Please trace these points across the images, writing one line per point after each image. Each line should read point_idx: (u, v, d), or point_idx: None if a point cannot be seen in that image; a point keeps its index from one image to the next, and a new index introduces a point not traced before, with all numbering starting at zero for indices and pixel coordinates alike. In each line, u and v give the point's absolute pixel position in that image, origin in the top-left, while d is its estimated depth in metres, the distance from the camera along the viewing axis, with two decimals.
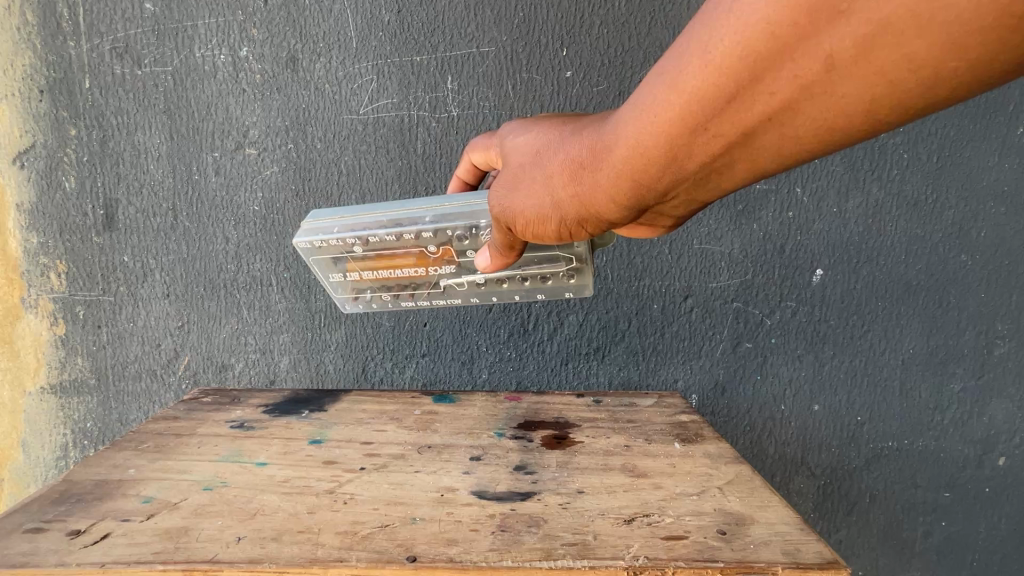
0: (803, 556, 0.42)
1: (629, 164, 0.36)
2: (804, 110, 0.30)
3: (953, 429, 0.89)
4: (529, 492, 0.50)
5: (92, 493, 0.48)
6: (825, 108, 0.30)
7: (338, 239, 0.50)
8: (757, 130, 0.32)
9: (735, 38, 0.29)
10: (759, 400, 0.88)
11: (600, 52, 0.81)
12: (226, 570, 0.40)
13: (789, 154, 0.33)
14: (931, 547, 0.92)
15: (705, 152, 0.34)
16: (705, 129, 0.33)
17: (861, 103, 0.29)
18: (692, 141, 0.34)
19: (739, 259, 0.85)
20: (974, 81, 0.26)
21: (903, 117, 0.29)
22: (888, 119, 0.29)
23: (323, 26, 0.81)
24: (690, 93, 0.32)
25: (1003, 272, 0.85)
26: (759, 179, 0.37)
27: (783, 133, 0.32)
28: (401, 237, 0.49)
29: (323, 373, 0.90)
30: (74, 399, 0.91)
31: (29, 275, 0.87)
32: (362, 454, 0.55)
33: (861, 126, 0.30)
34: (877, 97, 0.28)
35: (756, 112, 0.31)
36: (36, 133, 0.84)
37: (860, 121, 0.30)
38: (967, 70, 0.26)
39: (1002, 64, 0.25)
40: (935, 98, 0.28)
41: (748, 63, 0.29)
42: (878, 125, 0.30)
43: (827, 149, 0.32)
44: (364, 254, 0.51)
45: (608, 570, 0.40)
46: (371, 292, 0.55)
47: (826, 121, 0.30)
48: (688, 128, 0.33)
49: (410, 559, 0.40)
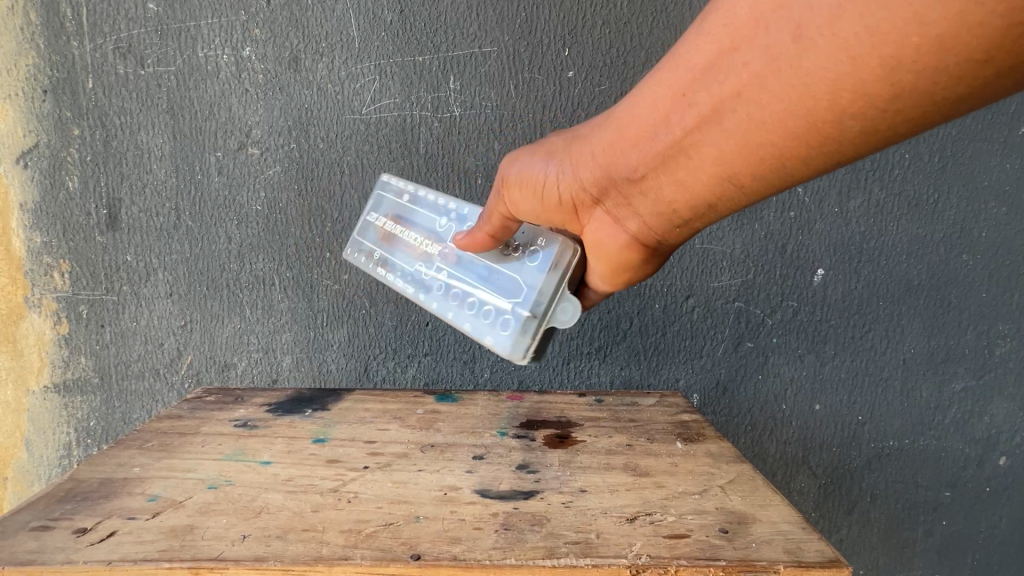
0: (805, 554, 0.42)
1: (622, 131, 0.40)
2: (770, 86, 0.33)
3: (954, 429, 0.89)
4: (532, 491, 0.50)
5: (98, 492, 0.49)
6: (790, 84, 0.32)
7: (403, 186, 0.61)
8: (728, 104, 0.35)
9: (726, 16, 0.34)
10: (760, 400, 0.88)
11: (602, 52, 0.81)
12: (232, 567, 0.40)
13: (758, 145, 0.35)
14: (932, 546, 0.92)
15: (683, 122, 0.37)
16: (685, 100, 0.37)
17: (824, 82, 0.31)
18: (674, 110, 0.37)
19: (740, 260, 0.85)
20: (940, 68, 0.28)
21: (869, 110, 0.30)
22: (847, 105, 0.31)
23: (326, 26, 0.82)
24: (683, 66, 0.36)
25: (1004, 272, 0.85)
26: (731, 182, 0.38)
27: (749, 112, 0.34)
28: (434, 204, 0.58)
29: (325, 373, 0.90)
30: (78, 398, 0.91)
31: (32, 274, 0.87)
32: (365, 453, 0.56)
33: (829, 113, 0.31)
34: (838, 77, 0.30)
35: (728, 83, 0.34)
36: (39, 133, 0.84)
37: (822, 106, 0.31)
38: (930, 48, 0.27)
39: (970, 50, 0.26)
40: (903, 87, 0.29)
41: (730, 36, 0.34)
42: (844, 118, 0.31)
43: (793, 143, 0.34)
44: (405, 208, 0.60)
45: (611, 568, 0.41)
46: (375, 245, 0.61)
47: (790, 104, 0.32)
48: (674, 95, 0.37)
49: (414, 557, 0.41)
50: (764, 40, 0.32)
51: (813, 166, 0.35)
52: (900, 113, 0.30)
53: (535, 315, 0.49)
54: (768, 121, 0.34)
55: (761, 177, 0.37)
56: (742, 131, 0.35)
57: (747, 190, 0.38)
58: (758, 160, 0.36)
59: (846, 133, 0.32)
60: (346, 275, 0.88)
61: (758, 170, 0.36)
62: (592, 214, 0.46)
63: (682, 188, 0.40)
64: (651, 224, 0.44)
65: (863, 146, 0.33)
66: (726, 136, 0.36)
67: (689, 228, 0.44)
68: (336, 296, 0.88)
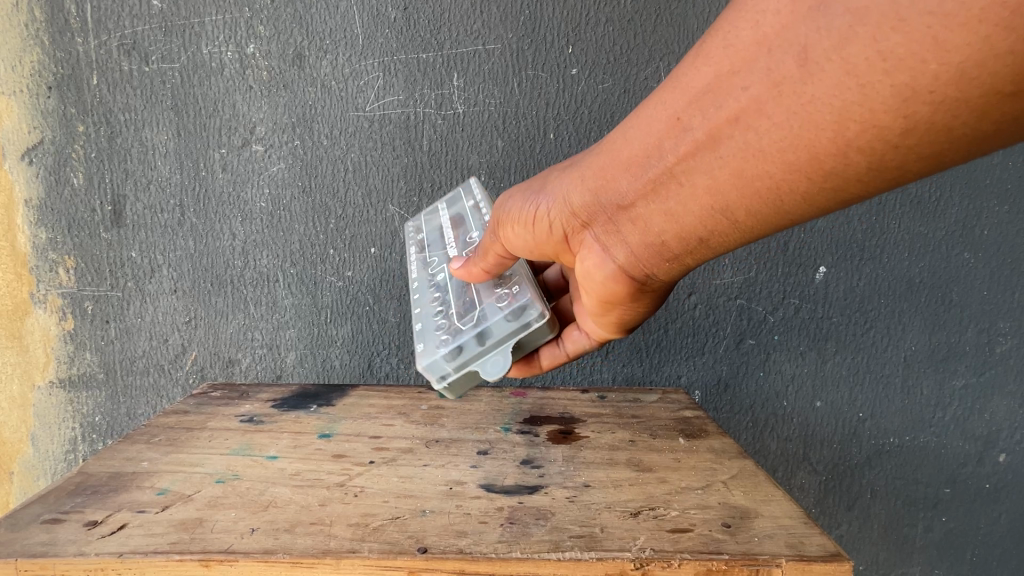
0: (807, 548, 0.43)
1: (616, 157, 0.40)
2: (773, 115, 0.32)
3: (955, 426, 0.89)
4: (536, 486, 0.50)
5: (107, 486, 0.49)
6: (795, 111, 0.31)
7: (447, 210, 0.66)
8: (725, 131, 0.34)
9: (723, 42, 0.33)
10: (762, 396, 0.89)
11: (605, 50, 0.81)
12: (242, 560, 0.40)
13: (758, 176, 0.34)
14: (932, 542, 0.93)
15: (677, 148, 0.36)
16: (677, 122, 0.36)
17: (831, 109, 0.30)
18: (667, 135, 0.37)
19: (743, 257, 0.86)
20: (955, 101, 0.27)
21: (879, 143, 0.29)
22: (852, 138, 0.30)
23: (329, 23, 0.82)
24: (675, 89, 0.36)
25: (1005, 271, 0.85)
26: (728, 212, 0.37)
27: (747, 139, 0.33)
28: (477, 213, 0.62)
29: (329, 369, 0.91)
30: (83, 394, 0.92)
31: (38, 270, 0.88)
32: (370, 448, 0.56)
33: (835, 146, 0.31)
34: (845, 106, 0.29)
35: (725, 109, 0.34)
36: (44, 129, 0.84)
37: (826, 138, 0.31)
38: (950, 79, 0.26)
39: (994, 83, 0.25)
40: (916, 121, 0.28)
41: (729, 61, 0.33)
42: (851, 151, 0.30)
43: (795, 176, 0.33)
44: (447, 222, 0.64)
45: (615, 562, 0.41)
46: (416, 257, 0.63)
47: (794, 135, 0.32)
48: (668, 121, 0.36)
49: (421, 550, 0.41)
50: (767, 65, 0.31)
51: (814, 204, 0.34)
52: (911, 150, 0.29)
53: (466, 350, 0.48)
54: (766, 151, 0.33)
55: (759, 211, 0.36)
56: (738, 161, 0.34)
57: (744, 224, 0.37)
58: (755, 192, 0.35)
59: (853, 167, 0.31)
60: (349, 272, 0.88)
61: (754, 204, 0.36)
62: (583, 243, 0.46)
63: (674, 218, 0.39)
64: (642, 256, 0.43)
65: (868, 186, 0.32)
66: (720, 165, 0.35)
67: (680, 263, 0.43)
68: (340, 293, 0.89)
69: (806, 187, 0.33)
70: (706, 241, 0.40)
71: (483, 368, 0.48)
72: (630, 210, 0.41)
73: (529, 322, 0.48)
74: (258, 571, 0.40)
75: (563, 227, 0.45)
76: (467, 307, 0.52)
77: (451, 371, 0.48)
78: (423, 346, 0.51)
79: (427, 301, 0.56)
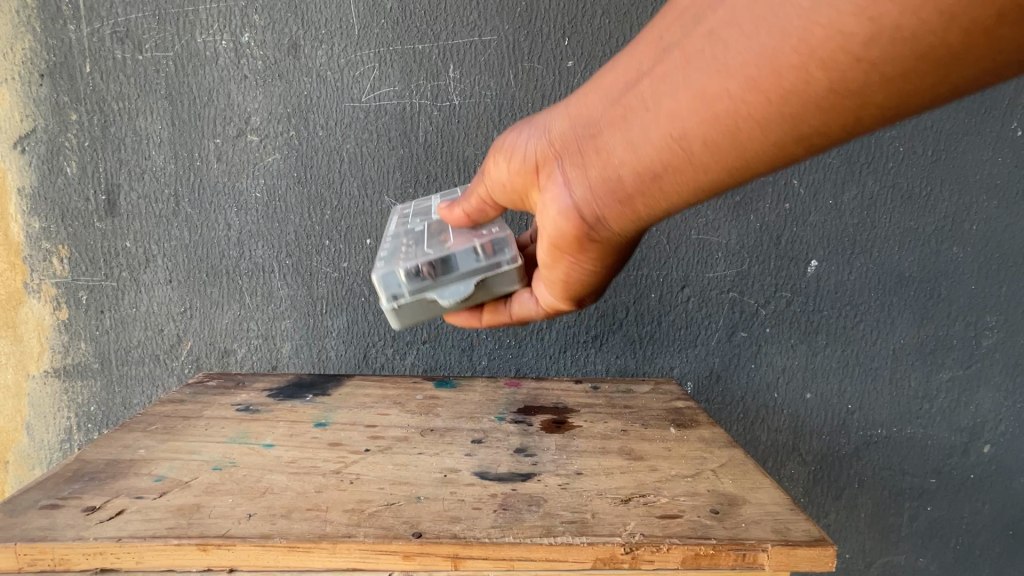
0: (792, 533, 0.44)
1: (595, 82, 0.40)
2: (742, 24, 0.31)
3: (941, 418, 0.91)
4: (529, 473, 0.51)
5: (105, 472, 0.50)
6: (764, 18, 0.30)
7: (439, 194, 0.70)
8: (696, 44, 0.33)
9: None
10: (753, 388, 0.90)
11: (601, 42, 0.82)
12: (239, 544, 0.41)
13: (720, 92, 0.33)
14: (917, 531, 0.95)
15: (649, 68, 0.36)
16: (653, 42, 0.36)
17: (797, 12, 0.29)
18: (643, 55, 0.37)
19: (736, 250, 0.86)
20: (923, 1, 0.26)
21: (840, 54, 0.29)
22: (818, 42, 0.29)
23: (325, 13, 0.81)
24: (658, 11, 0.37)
25: (993, 266, 0.86)
26: (683, 140, 0.35)
27: (714, 53, 0.33)
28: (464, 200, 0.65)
29: (325, 359, 0.91)
30: (78, 383, 0.92)
31: (32, 260, 0.88)
32: (366, 437, 0.57)
33: (800, 54, 0.30)
34: (814, 7, 0.29)
35: (699, 21, 0.33)
36: (37, 118, 0.84)
37: (789, 45, 0.30)
38: None
39: None
40: (884, 25, 0.27)
41: None
42: (813, 62, 0.29)
43: (756, 93, 0.32)
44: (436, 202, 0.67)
45: (605, 546, 0.42)
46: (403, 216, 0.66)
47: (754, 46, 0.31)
48: (646, 42, 0.37)
49: (416, 535, 0.42)
50: None
51: (770, 133, 0.33)
52: (874, 64, 0.28)
53: (431, 275, 0.50)
54: (730, 65, 0.32)
55: (715, 139, 0.34)
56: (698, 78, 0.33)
57: (697, 158, 0.36)
58: (715, 113, 0.33)
59: (812, 84, 0.30)
60: (345, 263, 0.88)
61: (710, 128, 0.34)
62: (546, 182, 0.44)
63: (633, 147, 0.38)
64: (598, 193, 0.41)
65: (825, 111, 0.31)
66: (685, 82, 0.34)
67: (634, 208, 0.40)
68: (336, 284, 0.89)
69: (762, 110, 0.32)
70: (660, 177, 0.38)
71: (442, 295, 0.50)
72: (595, 140, 0.40)
73: (500, 264, 0.50)
74: (255, 556, 0.41)
75: (531, 158, 0.44)
76: (438, 240, 0.54)
77: (410, 295, 0.49)
78: (383, 264, 0.51)
79: (399, 242, 0.56)
